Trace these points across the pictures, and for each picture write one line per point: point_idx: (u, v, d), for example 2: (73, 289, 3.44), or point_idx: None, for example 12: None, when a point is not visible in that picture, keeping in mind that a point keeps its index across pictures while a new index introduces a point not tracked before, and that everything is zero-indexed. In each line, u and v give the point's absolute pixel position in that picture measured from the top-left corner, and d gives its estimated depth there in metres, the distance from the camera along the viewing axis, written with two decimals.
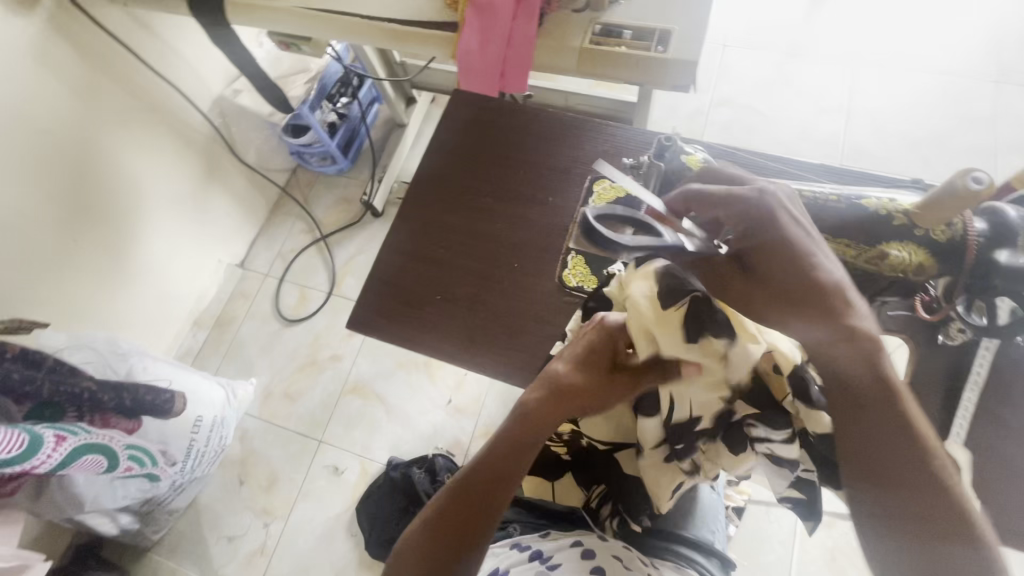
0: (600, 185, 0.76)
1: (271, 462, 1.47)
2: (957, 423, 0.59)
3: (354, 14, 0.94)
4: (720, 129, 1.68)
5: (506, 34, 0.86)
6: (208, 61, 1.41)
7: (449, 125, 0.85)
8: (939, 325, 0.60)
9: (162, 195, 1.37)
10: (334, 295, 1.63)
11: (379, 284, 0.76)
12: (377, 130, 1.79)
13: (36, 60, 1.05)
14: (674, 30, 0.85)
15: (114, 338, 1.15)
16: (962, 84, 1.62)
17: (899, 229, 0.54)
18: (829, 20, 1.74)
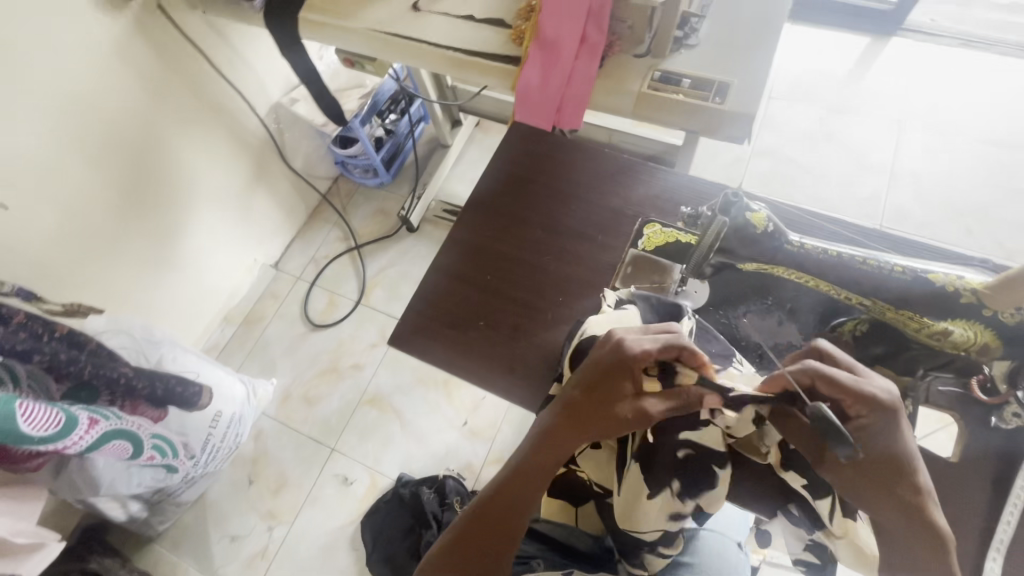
0: (651, 229, 0.76)
1: (282, 464, 1.47)
2: (1007, 510, 0.57)
3: (421, 40, 0.98)
4: (758, 179, 1.69)
5: (567, 72, 0.89)
6: (271, 70, 1.47)
7: (504, 155, 0.87)
8: (994, 408, 0.60)
9: (212, 192, 1.42)
10: (362, 304, 1.65)
11: (421, 303, 0.78)
12: (420, 148, 1.83)
13: (117, 57, 1.10)
14: (732, 83, 0.86)
15: (150, 326, 1.18)
16: (1012, 156, 1.61)
17: (966, 306, 0.54)
18: (876, 80, 1.75)
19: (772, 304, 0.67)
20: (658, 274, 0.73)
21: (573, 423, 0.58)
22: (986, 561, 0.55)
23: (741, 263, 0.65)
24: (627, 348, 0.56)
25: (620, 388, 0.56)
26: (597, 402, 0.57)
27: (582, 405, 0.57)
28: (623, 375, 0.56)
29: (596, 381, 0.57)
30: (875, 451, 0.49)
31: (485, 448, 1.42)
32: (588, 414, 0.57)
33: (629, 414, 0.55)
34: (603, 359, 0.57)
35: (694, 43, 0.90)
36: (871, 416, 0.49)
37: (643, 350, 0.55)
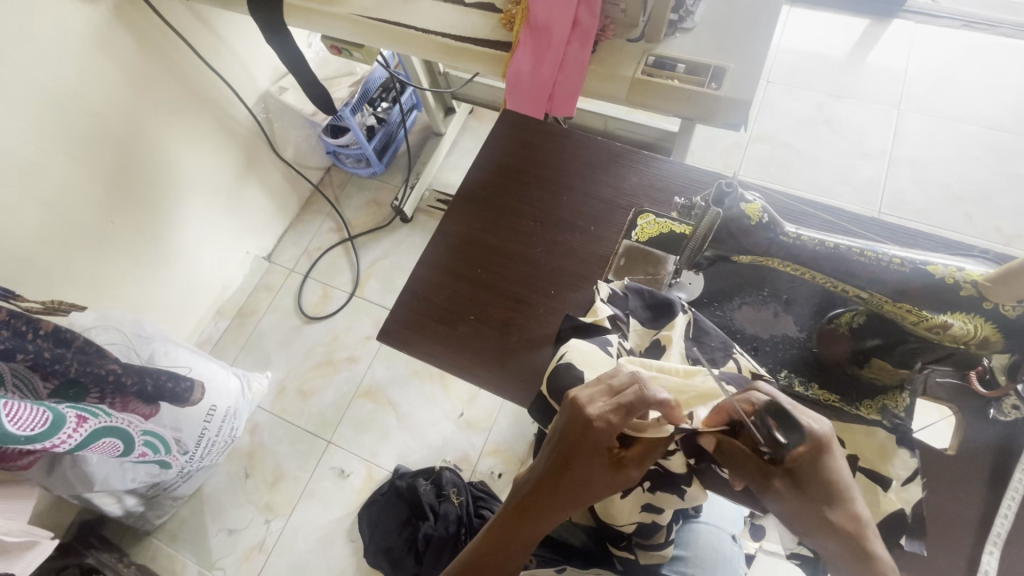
0: (644, 219, 0.74)
1: (278, 458, 1.47)
2: (1005, 503, 0.56)
3: (409, 26, 0.95)
4: (756, 166, 1.67)
5: (559, 58, 0.86)
6: (258, 58, 1.44)
7: (495, 145, 0.85)
8: (992, 399, 0.59)
9: (200, 185, 1.39)
10: (356, 296, 1.63)
11: (411, 298, 0.76)
12: (413, 136, 1.80)
13: (96, 46, 1.07)
14: (729, 67, 0.83)
15: (140, 321, 1.16)
16: (1012, 140, 1.58)
17: (966, 299, 0.52)
18: (876, 64, 1.72)
19: (768, 295, 0.67)
20: (651, 265, 0.72)
21: (555, 500, 0.53)
22: (982, 554, 0.55)
23: (736, 256, 0.63)
24: (597, 422, 0.51)
25: (597, 459, 0.52)
26: (575, 476, 0.52)
27: (562, 481, 0.53)
28: (599, 448, 0.51)
29: (570, 453, 0.52)
30: (816, 487, 0.48)
31: (481, 439, 1.42)
32: (569, 490, 0.53)
33: (611, 480, 0.52)
34: (572, 431, 0.52)
35: (690, 27, 0.88)
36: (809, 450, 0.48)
37: (616, 423, 0.51)
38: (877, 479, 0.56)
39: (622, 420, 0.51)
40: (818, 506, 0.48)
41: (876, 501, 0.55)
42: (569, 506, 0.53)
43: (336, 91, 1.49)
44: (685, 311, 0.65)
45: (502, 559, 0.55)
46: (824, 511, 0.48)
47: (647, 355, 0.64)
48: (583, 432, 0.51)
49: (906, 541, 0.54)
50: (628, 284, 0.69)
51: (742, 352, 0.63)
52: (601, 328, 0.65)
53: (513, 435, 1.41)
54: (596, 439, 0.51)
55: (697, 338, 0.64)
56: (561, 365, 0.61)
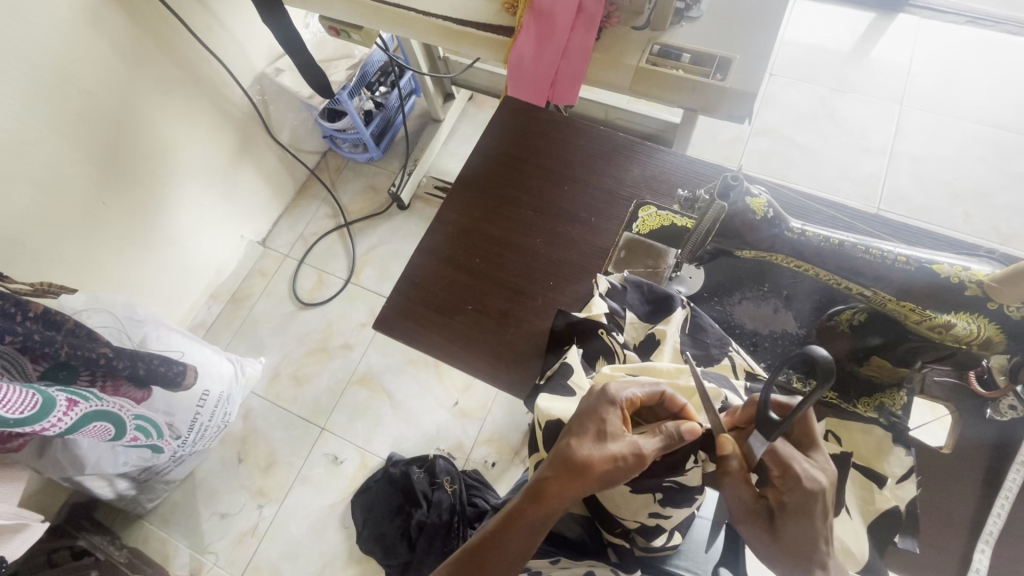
0: (645, 212, 0.72)
1: (272, 443, 1.46)
2: (997, 502, 0.56)
3: (410, 8, 0.92)
4: (757, 159, 1.66)
5: (562, 45, 0.84)
6: (254, 38, 1.41)
7: (495, 132, 0.84)
8: (989, 399, 0.59)
9: (194, 165, 1.36)
10: (352, 283, 1.62)
11: (408, 286, 0.75)
12: (411, 122, 1.78)
13: (88, 22, 1.03)
14: (734, 59, 0.82)
15: (132, 304, 1.13)
16: (1013, 139, 1.58)
17: (970, 299, 0.51)
18: (880, 57, 1.71)
19: (768, 292, 0.66)
20: (652, 257, 0.70)
21: (564, 469, 0.50)
22: (974, 553, 0.55)
23: (738, 250, 0.62)
24: (614, 389, 0.52)
25: (608, 422, 0.50)
26: (584, 440, 0.50)
27: (577, 447, 0.50)
28: (613, 417, 0.51)
29: (580, 417, 0.52)
30: (792, 528, 0.46)
31: (475, 428, 1.42)
32: (582, 457, 0.49)
33: (621, 448, 0.49)
34: (591, 402, 0.53)
35: (696, 15, 0.86)
36: (792, 486, 0.47)
37: (628, 393, 0.52)
38: (872, 477, 0.56)
39: (636, 392, 0.52)
40: (798, 547, 0.46)
41: (871, 498, 0.55)
42: (581, 480, 0.49)
43: (333, 73, 1.45)
44: (684, 306, 0.65)
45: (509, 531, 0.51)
46: (803, 551, 0.46)
47: (642, 349, 0.64)
48: (597, 399, 0.52)
49: (899, 539, 0.54)
50: (627, 278, 0.68)
51: (738, 349, 0.63)
52: (596, 324, 0.64)
53: (507, 425, 1.41)
54: (609, 402, 0.51)
55: (694, 333, 0.63)
56: (563, 370, 0.62)
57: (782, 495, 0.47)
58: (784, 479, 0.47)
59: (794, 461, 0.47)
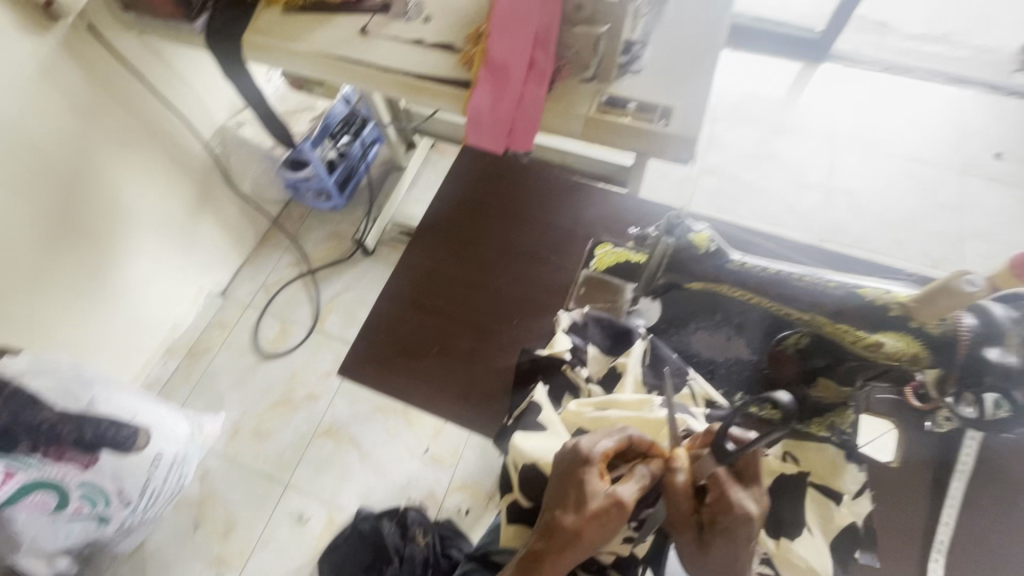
0: (602, 250, 0.76)
1: (231, 505, 1.38)
2: (945, 511, 0.59)
3: (371, 63, 0.97)
4: (707, 196, 1.76)
5: (517, 97, 0.90)
6: (216, 93, 1.43)
7: (457, 178, 0.87)
8: (928, 413, 0.62)
9: (151, 218, 1.34)
10: (317, 331, 1.59)
11: (373, 330, 0.75)
12: (374, 170, 1.81)
13: (42, 79, 1.03)
14: (675, 107, 0.89)
15: (79, 365, 1.05)
16: (931, 172, 1.74)
17: (894, 319, 0.55)
18: (809, 103, 1.87)
19: (721, 320, 0.70)
20: (610, 293, 0.73)
21: (555, 538, 0.50)
22: (929, 562, 0.58)
23: (688, 282, 0.65)
24: (586, 447, 0.52)
25: (587, 482, 0.51)
26: (568, 506, 0.51)
27: (563, 517, 0.50)
28: (590, 474, 0.51)
29: (561, 480, 0.53)
30: (719, 547, 0.49)
31: (446, 475, 1.39)
32: (569, 525, 0.50)
33: (602, 505, 0.50)
34: (567, 464, 0.53)
35: (638, 69, 0.93)
36: (727, 509, 0.49)
37: (600, 447, 0.52)
38: (829, 494, 0.58)
39: (607, 445, 0.52)
40: (720, 564, 0.49)
41: (830, 515, 0.57)
42: (573, 546, 0.49)
43: (296, 125, 1.48)
44: (643, 338, 0.67)
45: None
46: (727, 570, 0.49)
47: (605, 382, 0.66)
48: (572, 461, 0.52)
49: (860, 554, 0.56)
50: (588, 313, 0.69)
51: (696, 377, 0.65)
52: (560, 359, 0.67)
53: (480, 469, 1.39)
54: (584, 462, 0.52)
55: (654, 364, 0.65)
56: (529, 408, 0.63)
57: (715, 515, 0.49)
58: (720, 503, 0.49)
59: (734, 491, 0.50)
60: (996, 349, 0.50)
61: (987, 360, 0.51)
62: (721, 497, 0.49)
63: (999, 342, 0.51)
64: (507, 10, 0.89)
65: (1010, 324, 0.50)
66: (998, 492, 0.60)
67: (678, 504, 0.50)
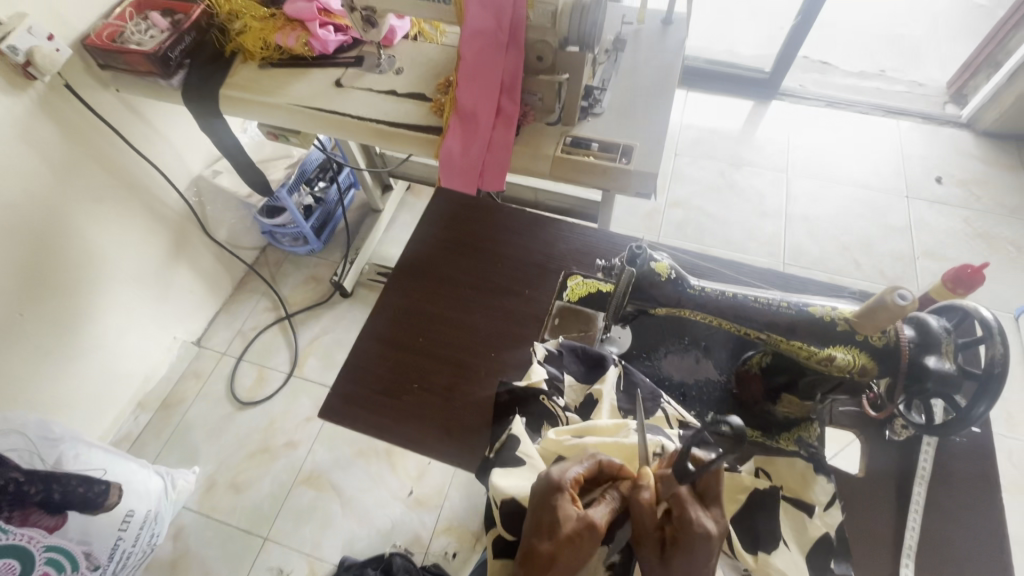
0: (573, 280, 0.81)
1: (207, 564, 1.32)
2: (911, 516, 0.62)
3: (346, 113, 1.01)
4: (674, 227, 1.83)
5: (486, 140, 0.95)
6: (192, 144, 1.45)
7: (433, 218, 0.91)
8: (886, 422, 0.67)
9: (124, 269, 1.34)
10: (295, 376, 1.57)
11: (353, 370, 0.76)
12: (350, 213, 1.84)
13: (18, 137, 1.04)
14: (635, 145, 0.95)
15: (47, 422, 1.03)
16: (879, 197, 1.86)
17: (842, 333, 0.59)
18: (762, 137, 2.00)
19: (688, 344, 0.74)
20: (584, 322, 0.77)
21: (531, 568, 0.50)
22: (901, 568, 0.59)
23: (653, 308, 0.69)
24: (557, 472, 0.54)
25: (560, 507, 0.51)
26: (543, 533, 0.51)
27: (537, 544, 0.50)
28: (562, 500, 0.52)
29: (534, 510, 0.53)
30: (679, 563, 0.48)
31: (432, 517, 1.36)
32: (544, 551, 0.50)
33: (575, 527, 0.50)
34: (538, 493, 0.54)
35: (599, 111, 1.00)
36: (685, 523, 0.49)
37: (570, 472, 0.54)
38: (802, 507, 0.60)
39: (577, 470, 0.54)
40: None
41: (803, 528, 0.59)
42: (549, 574, 0.49)
43: (272, 173, 1.51)
44: (616, 364, 0.70)
45: None
46: None
47: (582, 411, 0.68)
48: (543, 489, 0.53)
49: (835, 564, 0.58)
50: (562, 343, 0.73)
51: (670, 401, 0.68)
52: (538, 390, 0.67)
53: (465, 509, 1.36)
54: (555, 487, 0.53)
55: (628, 389, 0.68)
56: (510, 441, 0.64)
57: (676, 531, 0.49)
58: (680, 519, 0.49)
59: (694, 509, 0.50)
60: (933, 356, 0.55)
61: (927, 367, 0.55)
62: (680, 511, 0.49)
63: (935, 351, 0.55)
64: (472, 61, 0.93)
65: (942, 332, 0.56)
66: (959, 495, 0.63)
67: (641, 518, 0.51)
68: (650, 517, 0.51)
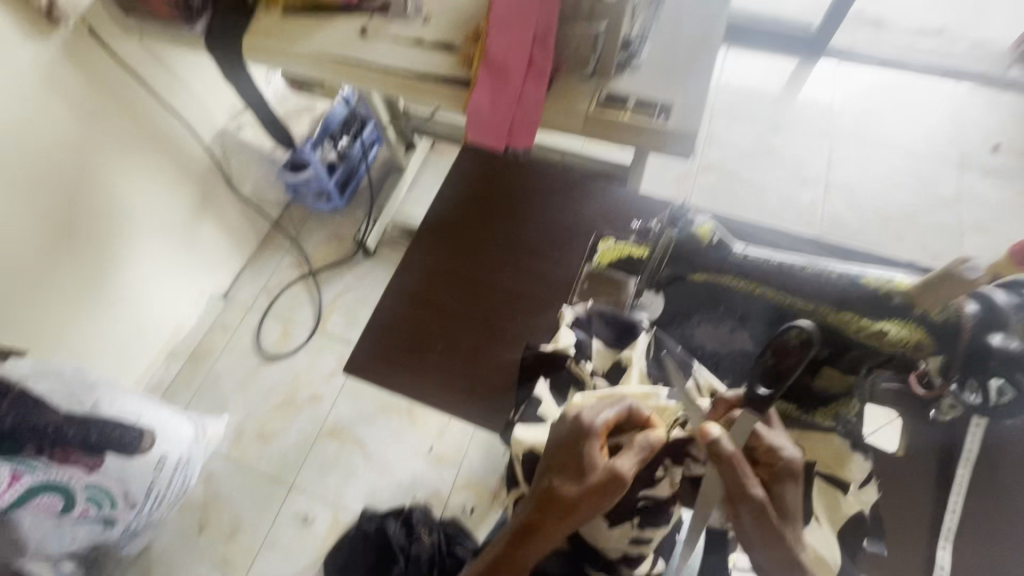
0: (603, 244, 0.74)
1: (236, 507, 1.38)
2: (951, 499, 0.60)
3: (372, 64, 0.97)
4: (707, 192, 1.76)
5: (517, 94, 0.90)
6: (215, 95, 1.43)
7: (461, 175, 0.88)
8: (933, 402, 0.62)
9: (152, 221, 1.34)
10: (319, 332, 1.59)
11: (378, 328, 0.76)
12: (374, 171, 1.82)
13: (43, 85, 1.03)
14: (674, 102, 0.89)
15: (82, 368, 1.05)
16: (930, 166, 1.74)
17: (900, 306, 0.55)
18: (806, 98, 1.88)
19: (723, 313, 0.67)
20: (614, 290, 0.74)
21: (552, 508, 0.51)
22: (937, 550, 0.59)
23: (691, 274, 0.65)
24: (588, 418, 0.53)
25: (587, 455, 0.51)
26: (568, 477, 0.52)
27: (561, 487, 0.51)
28: (590, 447, 0.52)
29: (559, 450, 0.53)
30: (786, 496, 0.53)
31: (451, 474, 1.39)
32: (568, 496, 0.51)
33: (601, 478, 0.51)
34: (566, 434, 0.53)
35: (637, 65, 0.93)
36: (777, 459, 0.54)
37: (601, 417, 0.53)
38: (838, 484, 0.59)
39: (609, 415, 0.53)
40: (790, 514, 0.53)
41: (838, 506, 0.58)
42: (569, 516, 0.51)
43: (296, 128, 1.49)
44: (648, 331, 0.68)
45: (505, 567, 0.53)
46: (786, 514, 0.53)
47: (611, 376, 0.67)
48: (573, 433, 0.53)
49: (870, 543, 0.58)
50: (590, 308, 0.70)
51: (699, 370, 0.65)
52: (564, 355, 0.67)
53: (483, 467, 1.39)
54: (585, 433, 0.52)
55: (658, 355, 0.66)
56: (534, 406, 0.64)
57: (772, 468, 0.54)
58: (769, 452, 0.54)
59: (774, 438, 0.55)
60: (999, 334, 0.51)
61: (992, 346, 0.52)
62: (768, 448, 0.54)
63: (1001, 329, 0.52)
64: (505, 7, 0.87)
65: (1010, 309, 0.52)
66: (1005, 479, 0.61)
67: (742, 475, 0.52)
68: (747, 471, 0.52)
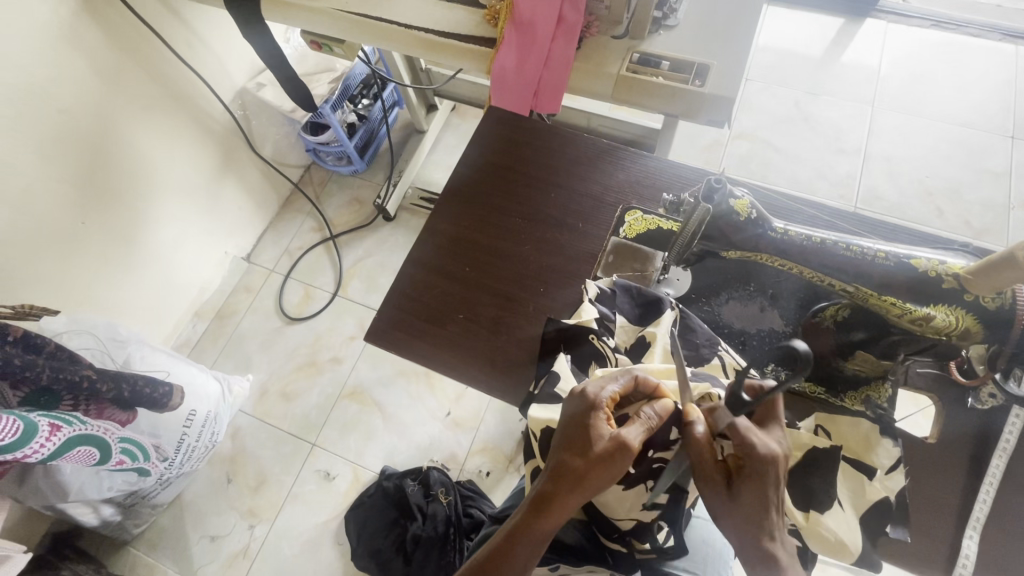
0: (632, 216, 0.74)
1: (262, 462, 1.44)
2: (983, 488, 0.58)
3: (392, 21, 0.93)
4: (737, 162, 1.69)
5: (544, 55, 0.86)
6: (235, 53, 1.40)
7: (483, 141, 0.85)
8: (970, 388, 0.61)
9: (176, 182, 1.35)
10: (340, 296, 1.61)
11: (398, 296, 0.75)
12: (394, 134, 1.78)
13: (66, 42, 1.03)
14: (712, 64, 0.84)
15: (115, 324, 1.09)
16: (980, 136, 1.64)
17: (947, 291, 0.53)
18: (849, 61, 1.77)
19: (753, 291, 0.68)
20: (639, 262, 0.73)
21: (561, 480, 0.51)
22: (963, 539, 0.57)
23: (725, 251, 0.64)
24: (592, 391, 0.53)
25: (594, 426, 0.51)
26: (576, 450, 0.51)
27: (569, 460, 0.51)
28: (596, 419, 0.52)
29: (568, 425, 0.53)
30: (747, 494, 0.48)
31: (468, 438, 1.41)
32: (575, 467, 0.50)
33: (608, 447, 0.50)
34: (574, 409, 0.54)
35: (673, 24, 0.88)
36: (749, 455, 0.48)
37: (607, 391, 0.53)
38: (863, 469, 0.57)
39: (614, 388, 0.53)
40: (748, 511, 0.47)
41: (861, 490, 0.56)
42: (580, 486, 0.50)
43: (315, 88, 1.46)
44: (672, 307, 0.66)
45: (516, 545, 0.52)
46: (754, 518, 0.48)
47: (632, 352, 0.65)
48: (579, 407, 0.53)
49: (891, 529, 0.56)
50: (616, 282, 0.69)
51: (728, 348, 0.64)
52: (587, 329, 0.65)
53: (500, 433, 1.41)
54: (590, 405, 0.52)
55: (683, 334, 0.64)
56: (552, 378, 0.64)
57: (740, 463, 0.48)
58: (742, 449, 0.48)
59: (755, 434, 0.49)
60: None
61: None
62: (742, 442, 0.48)
63: None
64: None
65: None
66: None
67: (698, 459, 0.49)
68: (705, 458, 0.49)
